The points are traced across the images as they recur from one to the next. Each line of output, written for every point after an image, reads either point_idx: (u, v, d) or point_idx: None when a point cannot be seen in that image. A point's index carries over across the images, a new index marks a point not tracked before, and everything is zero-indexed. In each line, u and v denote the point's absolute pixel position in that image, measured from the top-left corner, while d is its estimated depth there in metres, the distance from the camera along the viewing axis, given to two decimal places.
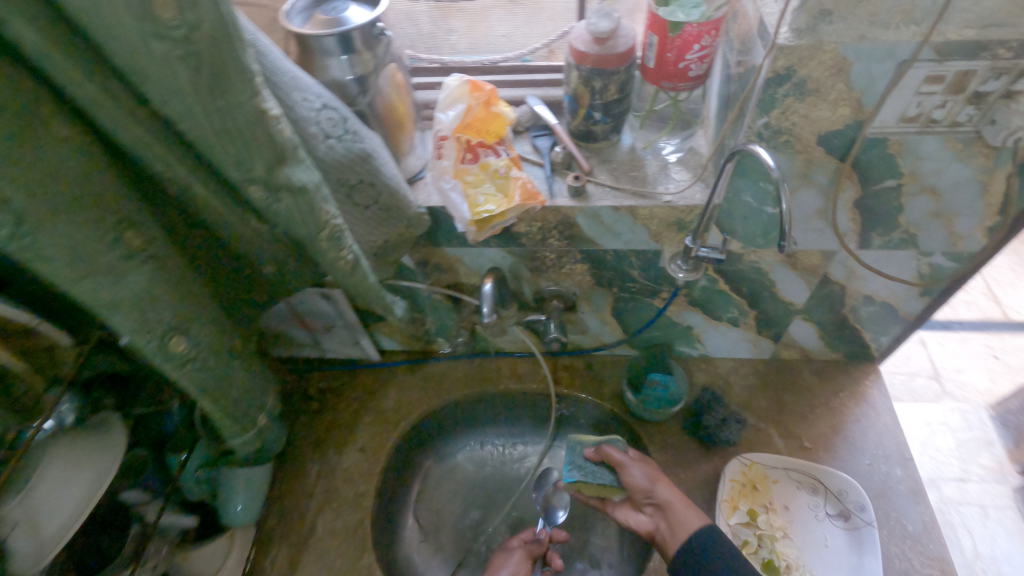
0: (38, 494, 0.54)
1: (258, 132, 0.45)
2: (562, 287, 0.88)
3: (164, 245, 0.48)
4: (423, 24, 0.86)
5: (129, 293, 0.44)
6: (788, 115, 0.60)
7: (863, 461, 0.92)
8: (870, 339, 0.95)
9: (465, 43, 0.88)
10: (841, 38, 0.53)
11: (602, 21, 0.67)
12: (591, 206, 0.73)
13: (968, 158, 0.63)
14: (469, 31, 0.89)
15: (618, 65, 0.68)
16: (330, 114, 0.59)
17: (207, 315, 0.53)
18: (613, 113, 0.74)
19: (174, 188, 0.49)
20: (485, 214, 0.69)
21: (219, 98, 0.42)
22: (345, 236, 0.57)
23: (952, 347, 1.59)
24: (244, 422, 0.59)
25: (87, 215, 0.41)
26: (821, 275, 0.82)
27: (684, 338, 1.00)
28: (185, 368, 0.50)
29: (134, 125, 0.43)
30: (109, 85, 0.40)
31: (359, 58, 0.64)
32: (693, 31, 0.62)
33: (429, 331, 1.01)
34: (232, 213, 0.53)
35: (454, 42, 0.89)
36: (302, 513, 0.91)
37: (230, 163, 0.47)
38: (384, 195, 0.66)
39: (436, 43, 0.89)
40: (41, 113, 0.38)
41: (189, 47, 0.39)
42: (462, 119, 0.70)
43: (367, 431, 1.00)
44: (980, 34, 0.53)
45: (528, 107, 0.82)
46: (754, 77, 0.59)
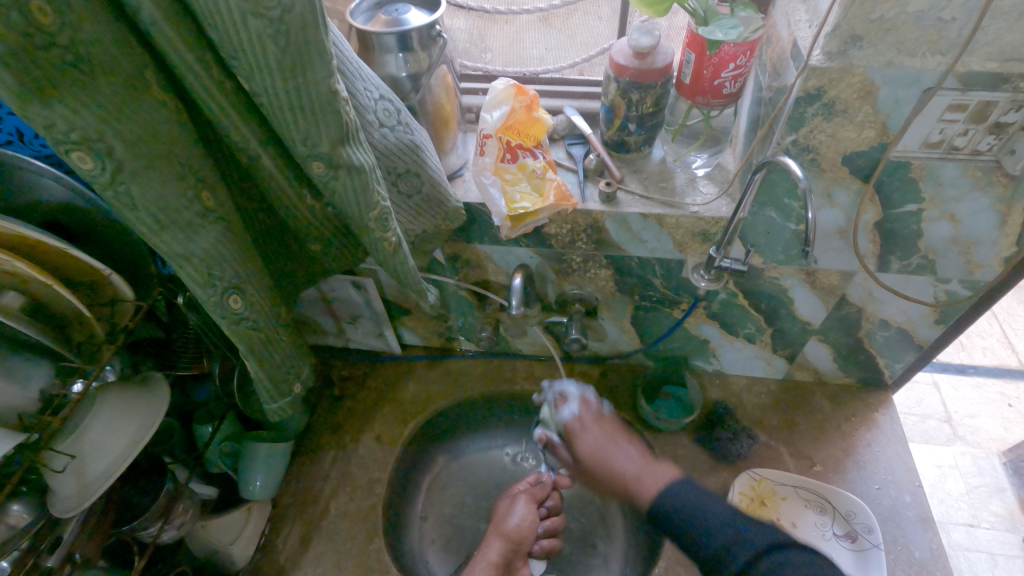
0: (89, 436, 0.58)
1: (329, 110, 0.49)
2: (585, 291, 0.91)
3: (232, 209, 0.52)
4: (461, 40, 0.93)
5: (201, 249, 0.48)
6: (816, 134, 0.64)
7: (873, 485, 0.92)
8: (884, 364, 0.96)
9: (500, 60, 0.94)
10: (869, 63, 0.57)
11: (643, 37, 0.71)
12: (621, 211, 0.77)
13: (987, 187, 0.66)
14: (505, 52, 0.94)
15: (656, 79, 0.72)
16: (385, 104, 0.63)
17: (260, 282, 0.56)
18: (646, 126, 0.78)
19: (245, 158, 0.53)
20: (521, 212, 0.73)
21: (299, 76, 0.46)
22: (391, 219, 0.61)
23: (967, 391, 1.58)
24: (283, 388, 0.62)
25: (174, 173, 0.45)
26: (838, 296, 0.84)
27: (700, 352, 1.02)
28: (239, 326, 0.53)
29: (221, 96, 0.47)
30: (205, 57, 0.44)
31: (414, 57, 0.68)
32: (728, 51, 0.66)
33: (452, 327, 1.04)
34: (293, 187, 0.57)
35: (489, 61, 0.95)
36: (317, 494, 0.94)
37: (299, 137, 0.50)
38: (427, 186, 0.70)
39: (473, 59, 0.95)
40: (149, 79, 0.42)
41: (281, 26, 0.43)
42: (505, 121, 0.73)
43: (385, 420, 1.02)
44: (1002, 67, 0.56)
45: (565, 116, 0.86)
46: (785, 96, 0.63)
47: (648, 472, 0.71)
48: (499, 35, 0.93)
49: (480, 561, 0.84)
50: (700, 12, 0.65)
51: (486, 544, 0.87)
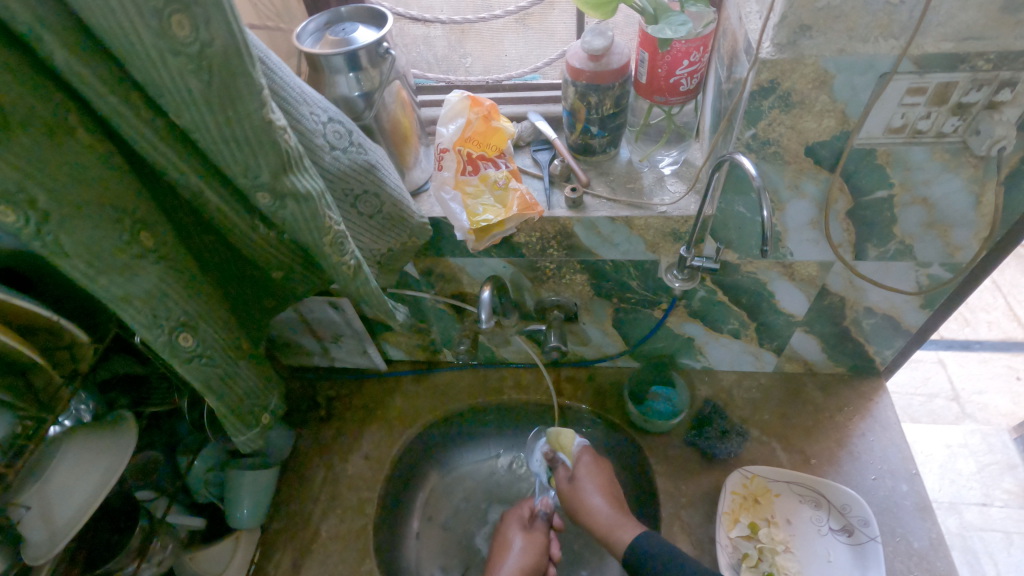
0: (56, 480, 0.58)
1: (266, 141, 0.48)
2: (563, 297, 0.90)
3: (176, 247, 0.51)
4: (438, 49, 0.92)
5: (142, 290, 0.47)
6: (775, 127, 0.63)
7: (868, 476, 0.90)
8: (874, 351, 0.94)
9: (480, 66, 0.94)
10: (821, 51, 0.56)
11: (596, 38, 0.69)
12: (588, 216, 0.76)
13: (957, 168, 0.64)
14: (484, 56, 0.93)
15: (612, 80, 0.71)
16: (335, 126, 0.63)
17: (215, 316, 0.56)
18: (609, 128, 0.77)
19: (188, 193, 0.52)
20: (484, 224, 0.72)
21: (229, 109, 0.46)
22: (348, 242, 0.60)
23: (972, 368, 1.54)
24: (250, 419, 0.61)
25: (107, 217, 0.44)
26: (819, 286, 0.83)
27: (686, 350, 1.00)
28: (192, 363, 0.53)
29: (153, 134, 0.46)
30: (130, 98, 0.44)
31: (366, 75, 0.67)
32: (681, 48, 0.64)
33: (434, 340, 1.04)
34: (242, 218, 0.56)
35: (469, 66, 0.94)
36: (307, 519, 0.93)
37: (238, 169, 0.50)
38: (387, 205, 0.69)
39: (452, 66, 0.94)
40: (71, 124, 0.42)
41: (201, 62, 0.42)
42: (462, 133, 0.73)
43: (373, 438, 1.02)
44: (958, 46, 0.55)
45: (529, 123, 0.85)
46: (741, 90, 0.62)
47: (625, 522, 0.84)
48: (475, 41, 0.90)
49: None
50: (650, 10, 0.64)
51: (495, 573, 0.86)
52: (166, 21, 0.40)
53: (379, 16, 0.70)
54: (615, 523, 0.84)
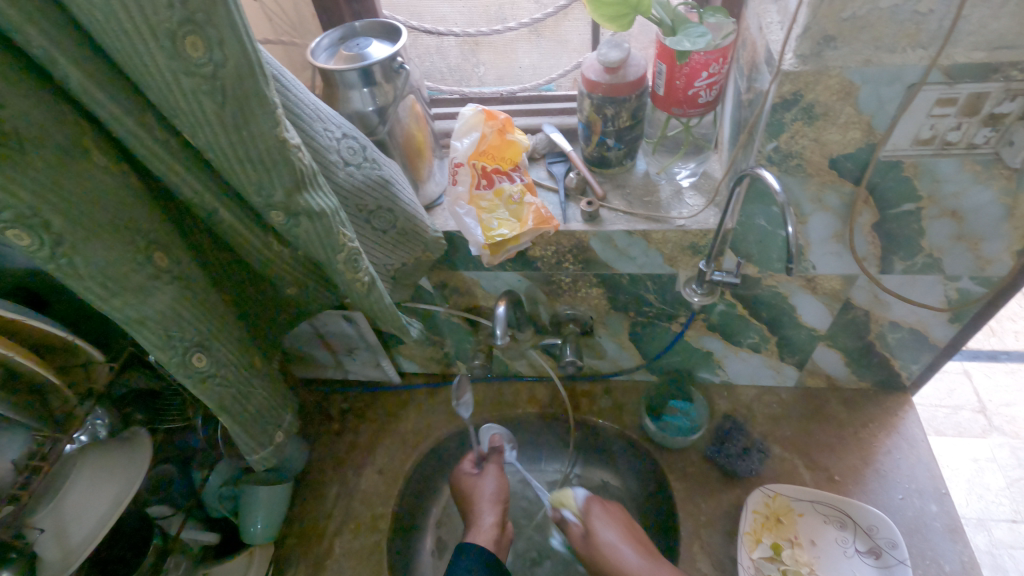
0: (70, 500, 0.58)
1: (279, 159, 0.48)
2: (579, 310, 0.89)
3: (190, 266, 0.51)
4: (452, 58, 0.91)
5: (155, 310, 0.47)
6: (797, 139, 0.61)
7: (895, 495, 0.88)
8: (900, 366, 0.91)
9: (493, 75, 0.93)
10: (846, 62, 0.54)
11: (612, 50, 0.68)
12: (605, 230, 0.74)
13: (989, 180, 0.62)
14: (496, 65, 0.92)
15: (629, 93, 0.70)
16: (349, 142, 0.62)
17: (229, 334, 0.55)
18: (625, 140, 0.75)
19: (202, 213, 0.52)
20: (499, 238, 0.71)
21: (243, 128, 0.45)
22: (362, 259, 0.59)
23: (1000, 378, 1.49)
24: (263, 438, 0.61)
25: (121, 238, 0.44)
26: (843, 300, 0.80)
27: (704, 364, 0.98)
28: (206, 384, 0.52)
29: (168, 155, 0.46)
30: (144, 119, 0.44)
31: (380, 90, 0.67)
32: (700, 60, 0.63)
33: (448, 354, 1.03)
34: (256, 237, 0.56)
35: (482, 75, 0.93)
36: (321, 534, 0.92)
37: (253, 190, 0.49)
38: (401, 219, 0.69)
39: (465, 76, 0.93)
40: (85, 147, 0.42)
41: (214, 83, 0.42)
42: (476, 147, 0.72)
43: (387, 453, 1.01)
44: (990, 56, 0.53)
45: (544, 135, 0.84)
46: (762, 102, 0.60)
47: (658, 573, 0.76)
48: (488, 50, 0.90)
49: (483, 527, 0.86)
50: (668, 22, 0.64)
51: (480, 514, 0.88)
52: (180, 43, 0.39)
53: (393, 30, 0.70)
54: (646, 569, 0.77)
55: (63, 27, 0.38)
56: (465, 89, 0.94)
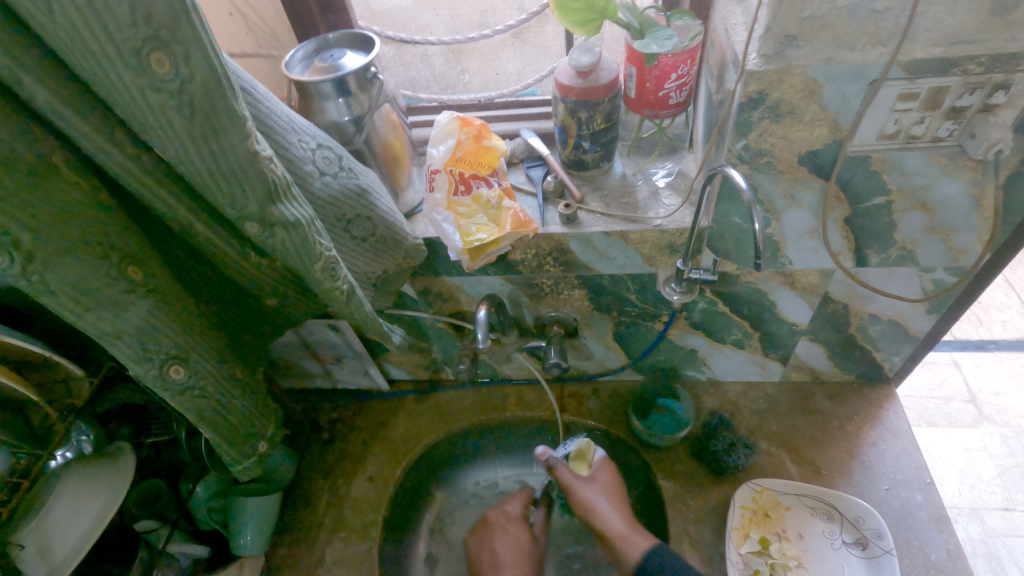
0: (51, 516, 0.58)
1: (251, 171, 0.49)
2: (562, 312, 0.90)
3: (166, 279, 0.51)
4: (437, 66, 0.92)
5: (131, 324, 0.47)
6: (766, 137, 0.62)
7: (881, 486, 0.88)
8: (883, 358, 0.92)
9: (478, 81, 0.94)
10: (808, 61, 0.55)
11: (584, 55, 0.70)
12: (583, 231, 0.75)
13: (956, 172, 0.63)
14: (483, 71, 0.93)
15: (602, 96, 0.71)
16: (324, 153, 0.63)
17: (208, 346, 0.55)
18: (601, 142, 0.76)
19: (177, 227, 0.53)
20: (477, 243, 0.71)
21: (213, 142, 0.46)
22: (340, 267, 0.60)
23: (989, 368, 1.50)
24: (246, 448, 0.61)
25: (93, 252, 0.45)
26: (821, 294, 0.81)
27: (689, 362, 0.99)
28: (185, 395, 0.53)
29: (139, 170, 0.47)
30: (113, 135, 0.44)
31: (356, 100, 0.68)
32: (668, 62, 0.64)
33: (436, 360, 1.03)
34: (233, 248, 0.57)
35: (468, 81, 0.94)
36: (311, 544, 0.92)
37: (226, 202, 0.50)
38: (380, 227, 0.69)
39: (451, 83, 0.94)
40: (56, 163, 0.42)
41: (182, 98, 0.42)
42: (453, 154, 0.73)
43: (376, 461, 1.01)
44: (948, 51, 0.54)
45: (522, 140, 0.85)
46: (730, 101, 0.62)
47: (635, 534, 0.78)
48: (471, 57, 0.91)
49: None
50: (636, 25, 0.64)
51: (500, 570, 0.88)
52: (145, 59, 0.40)
53: (366, 41, 0.71)
54: (627, 532, 0.79)
55: (29, 47, 0.39)
56: (454, 96, 0.95)
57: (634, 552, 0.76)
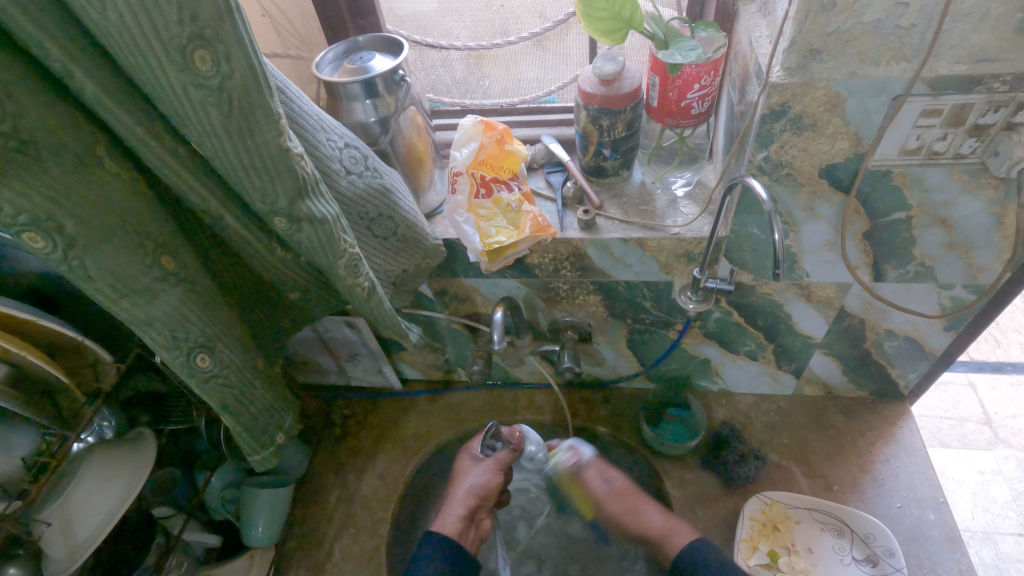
0: (74, 499, 0.59)
1: (282, 166, 0.50)
2: (577, 317, 0.90)
3: (196, 270, 0.53)
4: (458, 71, 0.93)
5: (162, 312, 0.48)
6: (787, 149, 0.62)
7: (893, 503, 0.88)
8: (898, 375, 0.92)
9: (498, 88, 0.95)
10: (832, 75, 0.56)
11: (607, 63, 0.70)
12: (601, 237, 0.76)
13: (976, 190, 0.63)
14: (502, 77, 0.94)
15: (624, 104, 0.72)
16: (351, 152, 0.64)
17: (233, 337, 0.57)
18: (621, 150, 0.77)
19: (208, 218, 0.54)
20: (496, 245, 0.73)
21: (248, 138, 0.47)
22: (362, 264, 0.62)
23: (1005, 391, 1.49)
24: (264, 439, 0.62)
25: (129, 241, 0.46)
26: (837, 308, 0.81)
27: (702, 371, 0.99)
28: (209, 384, 0.54)
29: (176, 162, 0.48)
30: (153, 128, 0.46)
31: (382, 101, 0.69)
32: (691, 72, 0.65)
33: (449, 360, 1.04)
34: (260, 242, 0.58)
35: (487, 87, 0.95)
36: (321, 537, 0.93)
37: (257, 196, 0.52)
38: (401, 227, 0.71)
39: (471, 88, 0.95)
40: (98, 154, 0.44)
41: (221, 94, 0.44)
42: (475, 157, 0.73)
43: (387, 458, 1.02)
44: (972, 69, 0.54)
45: (542, 146, 0.86)
46: (752, 113, 0.62)
47: (676, 528, 0.79)
48: (494, 63, 0.92)
49: (450, 517, 0.87)
50: (660, 35, 0.65)
51: (449, 505, 0.89)
52: (189, 56, 0.42)
53: (395, 44, 0.73)
54: (666, 528, 0.80)
55: (80, 43, 0.40)
56: (473, 101, 0.96)
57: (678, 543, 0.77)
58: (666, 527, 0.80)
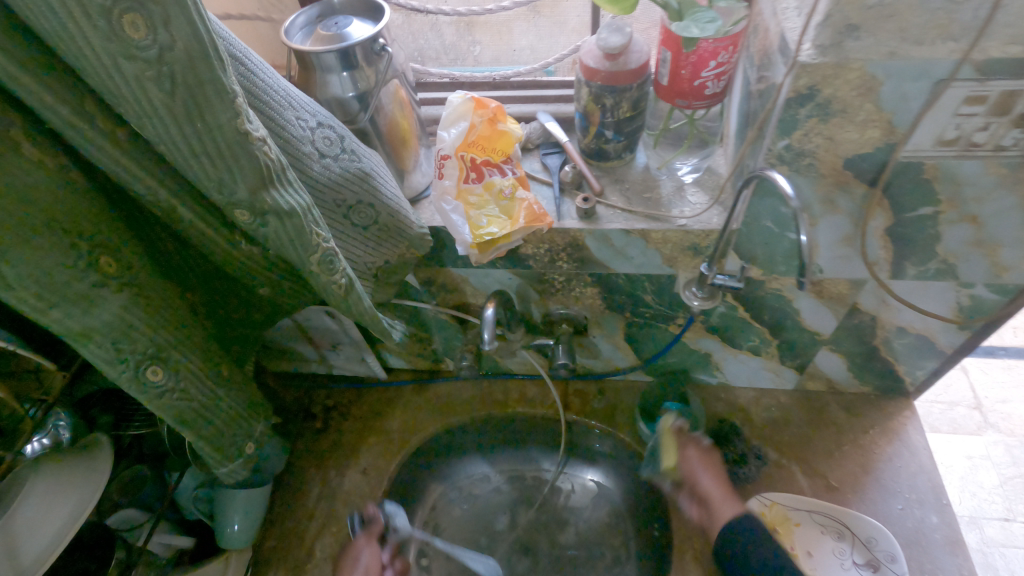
0: (21, 515, 0.53)
1: (240, 153, 0.43)
2: (572, 310, 0.85)
3: (145, 271, 0.46)
4: (448, 36, 0.85)
5: (104, 322, 0.42)
6: (811, 137, 0.56)
7: (895, 505, 0.85)
8: (905, 371, 0.88)
9: (489, 55, 0.87)
10: (868, 55, 0.49)
11: (613, 35, 0.63)
12: (601, 228, 0.70)
13: (1014, 184, 0.58)
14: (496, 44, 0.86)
15: (630, 81, 0.65)
16: (324, 132, 0.57)
17: (193, 343, 0.51)
18: (625, 132, 0.71)
19: (157, 210, 0.47)
20: (488, 237, 0.66)
21: (197, 119, 0.40)
22: (338, 260, 0.56)
23: (996, 375, 1.47)
24: (231, 451, 0.57)
25: (57, 241, 0.39)
26: (849, 305, 0.77)
27: (702, 365, 0.95)
28: (164, 400, 0.48)
29: (114, 149, 0.41)
30: (83, 108, 0.39)
31: (361, 74, 0.62)
32: (707, 47, 0.58)
33: (437, 351, 0.99)
34: (220, 236, 0.52)
35: (478, 54, 0.87)
36: (300, 536, 0.89)
37: (212, 186, 0.45)
38: (382, 215, 0.64)
39: (460, 55, 0.87)
40: (14, 138, 0.37)
41: (161, 67, 0.37)
42: (464, 138, 0.67)
43: (371, 453, 0.97)
44: None
45: (538, 124, 0.79)
46: (774, 96, 0.56)
47: (725, 499, 0.79)
48: (485, 29, 0.83)
49: None
50: (674, 5, 0.58)
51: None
52: (117, 20, 0.35)
53: (376, 9, 0.64)
54: (722, 497, 0.79)
55: None
56: (460, 69, 0.88)
57: (727, 512, 0.78)
58: (722, 501, 0.79)
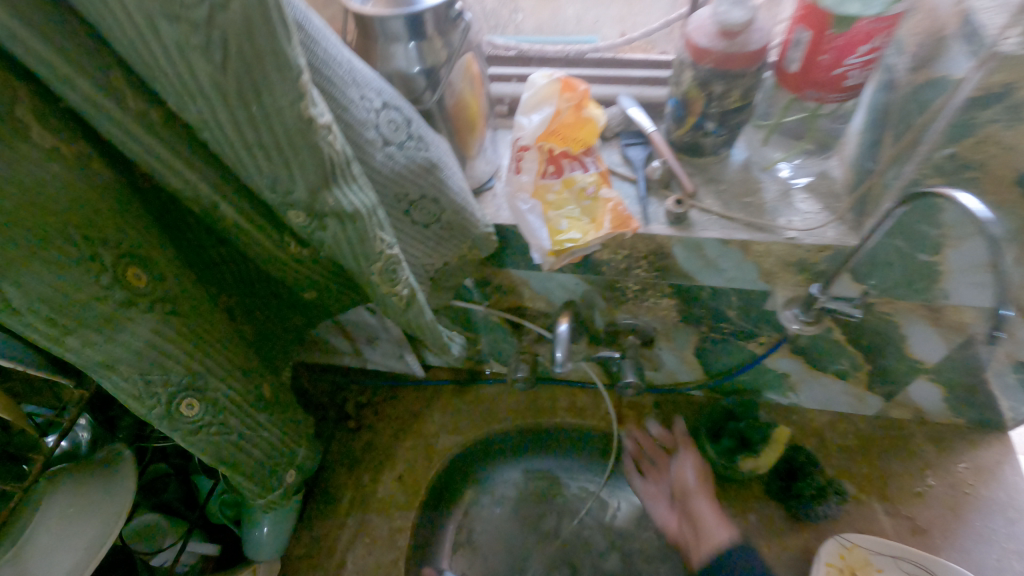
0: (37, 543, 0.47)
1: (302, 145, 0.34)
2: (641, 321, 0.76)
3: (182, 282, 0.38)
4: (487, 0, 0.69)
5: (132, 349, 0.34)
6: (984, 146, 0.46)
7: (990, 554, 0.76)
8: (1010, 407, 0.76)
9: (532, 24, 0.72)
10: None
11: (733, 8, 0.52)
12: (694, 236, 0.60)
13: None
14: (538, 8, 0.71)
15: (744, 66, 0.54)
16: (390, 114, 0.48)
17: (233, 364, 0.43)
18: (729, 124, 0.60)
19: (196, 207, 0.39)
20: (568, 244, 0.57)
21: (252, 102, 0.32)
22: (401, 269, 0.47)
23: None
24: (271, 480, 0.49)
25: (76, 253, 0.31)
26: (966, 335, 0.65)
27: (775, 385, 0.86)
28: (200, 432, 0.40)
29: (148, 135, 0.33)
30: (111, 84, 0.30)
31: (430, 45, 0.51)
32: (863, 28, 0.48)
33: (482, 353, 0.91)
34: (268, 237, 0.43)
35: (520, 21, 0.72)
36: (331, 547, 0.83)
37: (266, 183, 0.36)
38: (447, 213, 0.55)
39: (501, 21, 0.72)
40: (22, 121, 0.29)
41: (210, 34, 0.28)
42: (548, 126, 0.56)
43: (407, 458, 0.90)
44: None
45: (619, 109, 0.68)
46: (942, 96, 0.46)
47: (718, 525, 0.70)
48: None
49: None
50: None
51: None
52: None
53: None
54: (716, 523, 0.70)
55: None
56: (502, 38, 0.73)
57: (719, 536, 0.68)
58: (717, 524, 0.70)
